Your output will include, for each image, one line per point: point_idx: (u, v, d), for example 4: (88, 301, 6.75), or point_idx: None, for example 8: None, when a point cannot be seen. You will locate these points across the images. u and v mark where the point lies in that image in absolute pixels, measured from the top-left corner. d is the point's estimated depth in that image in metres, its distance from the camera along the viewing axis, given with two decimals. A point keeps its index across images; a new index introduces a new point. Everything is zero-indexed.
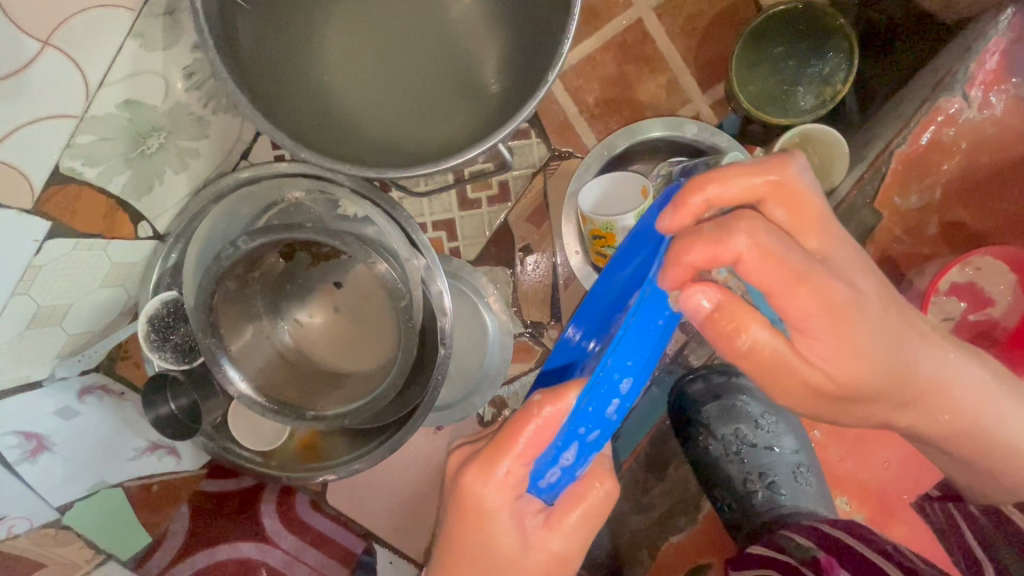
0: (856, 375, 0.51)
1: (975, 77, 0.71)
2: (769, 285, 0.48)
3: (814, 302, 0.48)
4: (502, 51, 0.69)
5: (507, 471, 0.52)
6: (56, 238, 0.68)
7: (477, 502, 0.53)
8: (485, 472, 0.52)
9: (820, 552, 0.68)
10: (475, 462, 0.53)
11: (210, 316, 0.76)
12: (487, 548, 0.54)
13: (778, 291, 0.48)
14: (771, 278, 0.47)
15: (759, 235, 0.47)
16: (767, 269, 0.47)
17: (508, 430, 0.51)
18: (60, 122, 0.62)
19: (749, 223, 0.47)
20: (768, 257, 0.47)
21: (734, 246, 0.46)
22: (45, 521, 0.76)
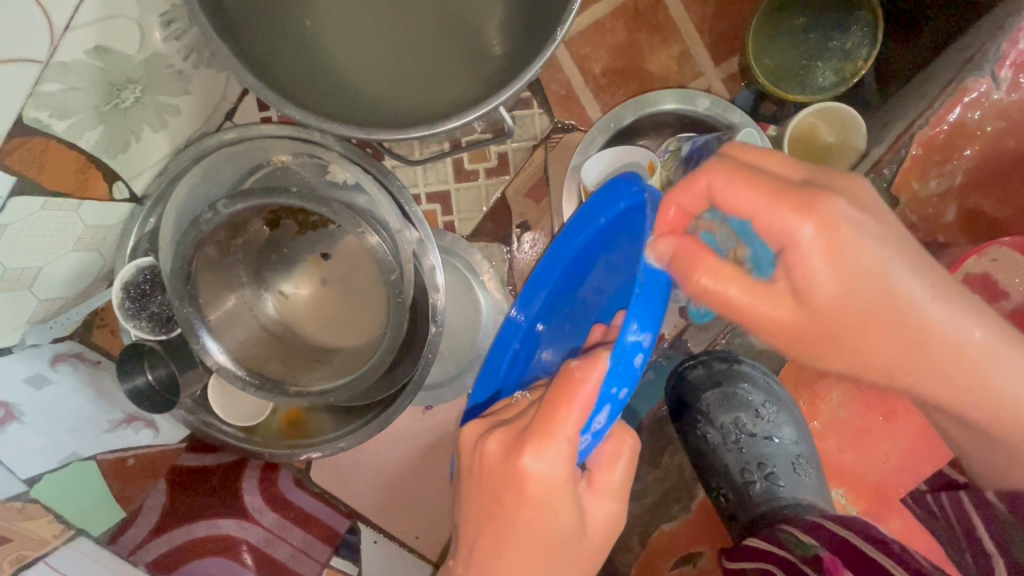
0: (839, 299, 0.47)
1: (1006, 56, 0.65)
2: (754, 205, 0.46)
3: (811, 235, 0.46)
4: (506, 11, 0.65)
5: (560, 448, 0.49)
6: (21, 195, 0.63)
7: (535, 482, 0.50)
8: (542, 450, 0.49)
9: (822, 550, 0.67)
10: (528, 439, 0.49)
11: (188, 284, 0.72)
12: (549, 524, 0.51)
13: (761, 207, 0.46)
14: (754, 197, 0.46)
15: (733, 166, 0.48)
16: (745, 188, 0.46)
17: (551, 406, 0.48)
18: (23, 67, 0.56)
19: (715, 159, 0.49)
20: (738, 174, 0.47)
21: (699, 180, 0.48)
22: (14, 492, 0.69)
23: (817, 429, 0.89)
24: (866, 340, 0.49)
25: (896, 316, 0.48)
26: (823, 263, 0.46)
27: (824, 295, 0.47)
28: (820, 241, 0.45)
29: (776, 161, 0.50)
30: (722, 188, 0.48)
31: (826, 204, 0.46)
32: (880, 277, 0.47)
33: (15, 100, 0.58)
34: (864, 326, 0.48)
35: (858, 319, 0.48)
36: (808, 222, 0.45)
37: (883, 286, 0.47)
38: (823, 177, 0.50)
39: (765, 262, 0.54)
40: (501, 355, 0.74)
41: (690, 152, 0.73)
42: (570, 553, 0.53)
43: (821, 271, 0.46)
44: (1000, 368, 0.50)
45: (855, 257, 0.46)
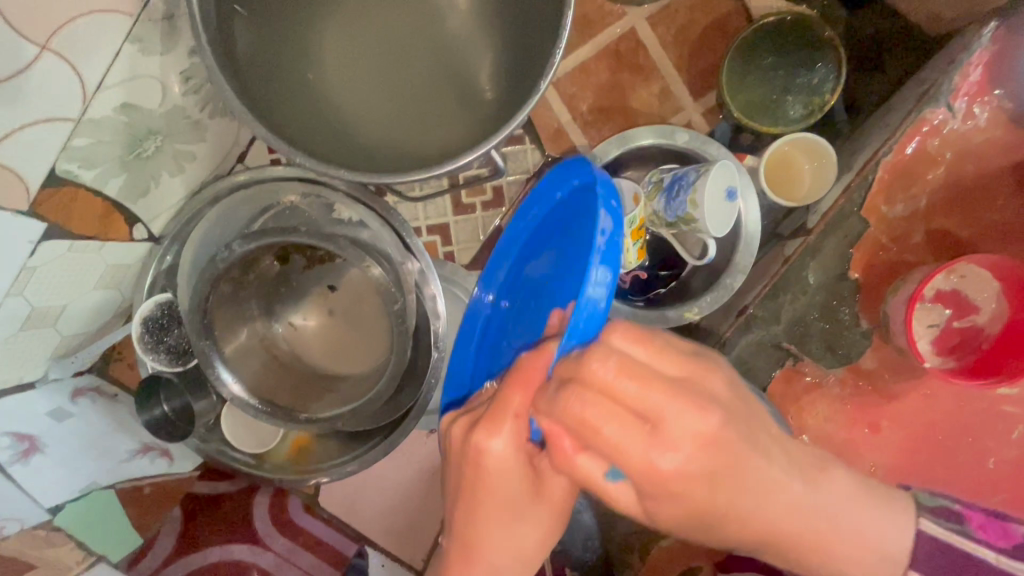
0: (668, 520, 0.50)
1: (960, 88, 0.71)
2: (616, 440, 0.44)
3: (678, 502, 0.48)
4: (497, 60, 0.71)
5: (515, 415, 0.53)
6: (51, 239, 0.68)
7: (493, 457, 0.54)
8: (494, 429, 0.53)
9: None
10: (480, 421, 0.54)
11: (205, 318, 0.77)
12: (509, 493, 0.56)
13: (623, 445, 0.44)
14: (620, 404, 0.44)
15: (603, 384, 0.44)
16: (606, 422, 0.44)
17: (502, 393, 0.53)
18: (58, 125, 0.62)
19: (595, 358, 0.43)
20: (597, 409, 0.43)
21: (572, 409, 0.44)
22: (37, 522, 0.77)
23: None
24: (697, 534, 0.52)
25: (728, 528, 0.51)
26: (675, 457, 0.45)
27: (667, 521, 0.50)
28: (678, 520, 0.49)
29: (643, 347, 0.46)
30: (603, 382, 0.43)
31: (677, 404, 0.44)
32: (715, 503, 0.49)
33: (48, 155, 0.63)
34: (699, 523, 0.50)
35: (692, 512, 0.49)
36: (659, 449, 0.45)
37: (730, 492, 0.49)
38: (680, 405, 0.45)
39: (621, 468, 0.48)
40: (470, 334, 0.73)
41: (671, 183, 0.79)
42: (533, 516, 0.57)
43: (666, 510, 0.48)
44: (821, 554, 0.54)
45: (709, 464, 0.46)
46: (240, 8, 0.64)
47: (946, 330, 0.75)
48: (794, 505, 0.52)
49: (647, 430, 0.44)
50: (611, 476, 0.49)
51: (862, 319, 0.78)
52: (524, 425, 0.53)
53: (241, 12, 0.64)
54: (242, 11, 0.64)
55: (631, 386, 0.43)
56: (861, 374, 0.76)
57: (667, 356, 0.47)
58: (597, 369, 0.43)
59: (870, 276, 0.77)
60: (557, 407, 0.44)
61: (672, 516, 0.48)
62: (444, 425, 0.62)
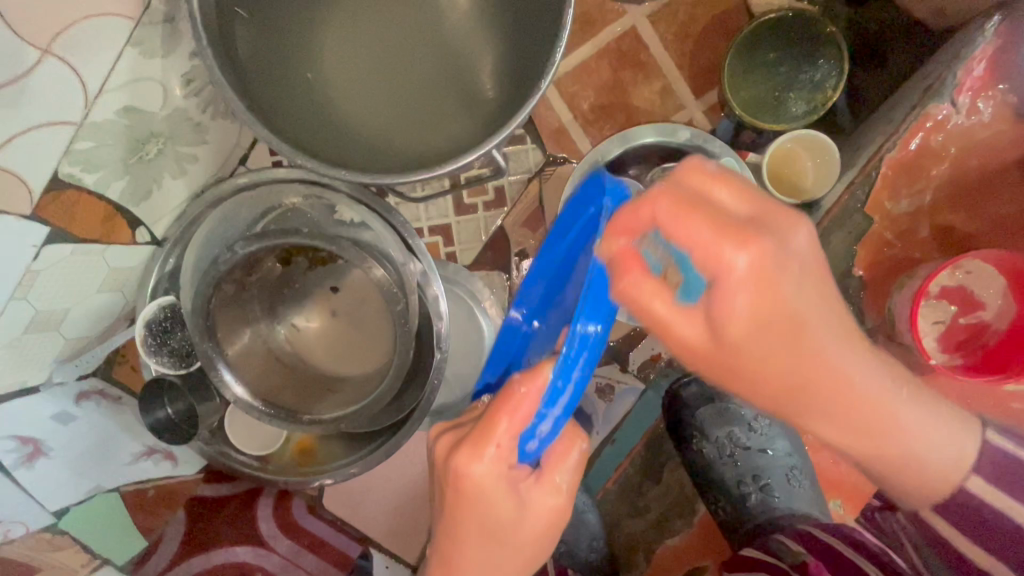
0: (746, 335, 0.44)
1: (964, 83, 0.70)
2: (705, 242, 0.42)
3: (765, 302, 0.43)
4: (498, 59, 0.71)
5: (498, 445, 0.53)
6: (54, 242, 0.68)
7: (472, 480, 0.54)
8: (477, 449, 0.53)
9: (808, 557, 0.69)
10: (464, 442, 0.54)
11: (208, 320, 0.77)
12: (487, 516, 0.55)
13: (709, 244, 0.41)
14: (693, 224, 0.42)
15: (678, 195, 0.43)
16: (694, 222, 0.42)
17: (490, 413, 0.52)
18: (60, 129, 0.62)
19: (665, 187, 0.43)
20: (684, 208, 0.42)
21: (646, 210, 0.43)
22: (42, 526, 0.80)
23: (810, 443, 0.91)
24: (770, 366, 0.46)
25: (821, 389, 0.47)
26: (745, 296, 0.43)
27: (735, 327, 0.44)
28: (757, 334, 0.44)
29: (726, 186, 0.45)
30: (667, 215, 0.42)
31: (758, 240, 0.42)
32: (805, 315, 0.44)
33: (51, 159, 0.63)
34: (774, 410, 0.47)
35: (762, 356, 0.45)
36: (747, 253, 0.41)
37: (800, 329, 0.44)
38: (768, 215, 0.44)
39: (695, 286, 0.45)
40: (509, 340, 0.73)
41: None
42: (511, 540, 0.57)
43: (742, 302, 0.43)
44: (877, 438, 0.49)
45: (779, 304, 0.43)
46: (241, 10, 0.65)
47: (951, 327, 0.75)
48: (864, 387, 0.47)
49: (737, 221, 0.43)
50: (682, 295, 0.46)
51: (868, 315, 0.79)
52: (510, 453, 0.53)
53: (242, 13, 0.65)
54: (243, 12, 0.65)
55: (727, 196, 0.44)
56: None
57: (757, 246, 0.43)
58: (665, 189, 0.43)
59: (875, 272, 0.77)
60: (629, 220, 0.44)
61: (754, 333, 0.44)
62: (434, 435, 0.62)
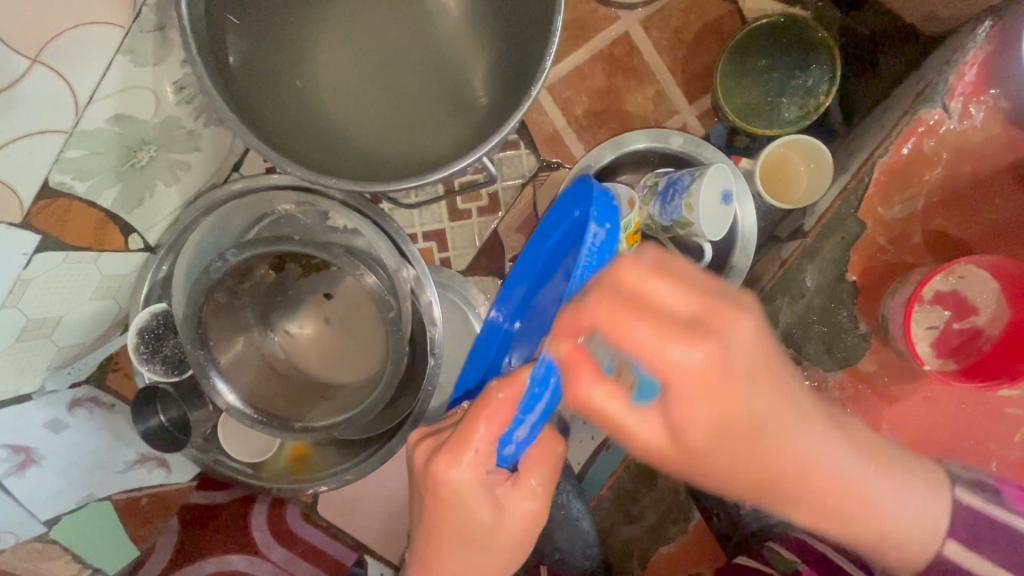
0: (697, 443, 0.51)
1: (955, 88, 0.70)
2: (644, 346, 0.46)
3: (710, 412, 0.49)
4: (490, 65, 0.71)
5: (475, 452, 0.55)
6: (46, 251, 0.68)
7: (451, 486, 0.56)
8: (455, 456, 0.55)
9: (802, 565, 0.73)
10: (443, 449, 0.57)
11: (199, 328, 0.77)
12: (463, 521, 0.57)
13: (651, 348, 0.46)
14: (643, 330, 0.46)
15: (621, 298, 0.46)
16: (638, 326, 0.46)
17: (468, 418, 0.55)
18: (50, 137, 0.62)
19: (604, 282, 0.47)
20: (622, 312, 0.46)
21: (588, 315, 0.47)
22: (33, 535, 0.80)
23: None
24: (719, 465, 0.53)
25: (772, 461, 0.52)
26: (695, 405, 0.49)
27: (696, 436, 0.51)
28: (709, 440, 0.50)
29: (666, 278, 0.47)
30: (615, 327, 0.46)
31: (712, 332, 0.47)
32: (754, 415, 0.50)
33: (42, 167, 0.63)
34: (726, 456, 0.52)
35: (700, 393, 0.49)
36: (696, 350, 0.47)
37: (758, 429, 0.51)
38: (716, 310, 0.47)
39: (648, 389, 0.51)
40: (486, 345, 0.75)
41: (667, 186, 0.78)
42: (486, 544, 0.59)
43: (702, 413, 0.49)
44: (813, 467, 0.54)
45: (728, 382, 0.48)
46: (232, 16, 0.64)
47: (946, 332, 0.74)
48: (813, 440, 0.53)
49: (683, 326, 0.47)
50: (637, 395, 0.52)
51: (862, 323, 0.77)
52: (490, 454, 0.56)
53: (233, 20, 0.64)
54: (234, 19, 0.65)
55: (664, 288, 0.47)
56: (861, 378, 0.75)
57: (693, 292, 0.47)
58: (603, 298, 0.46)
59: (868, 278, 0.77)
60: (569, 331, 0.48)
61: (701, 429, 0.50)
62: (413, 441, 0.65)
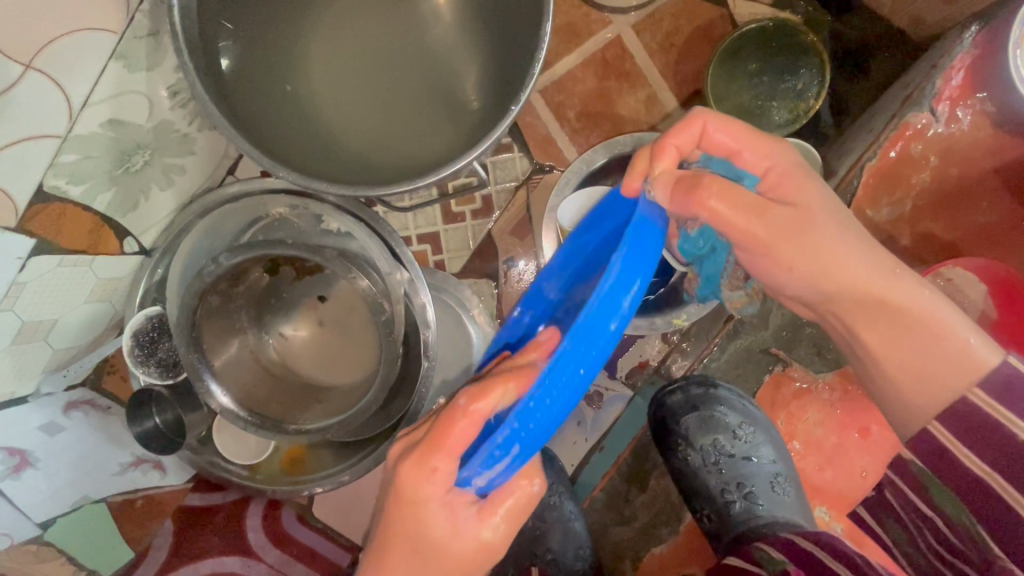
0: (794, 259, 0.58)
1: (941, 92, 0.71)
2: (729, 148, 0.60)
3: (797, 252, 0.57)
4: (481, 69, 0.71)
5: (437, 467, 0.54)
6: (41, 254, 0.69)
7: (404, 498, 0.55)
8: (417, 465, 0.54)
9: (789, 565, 0.69)
10: (410, 455, 0.55)
11: (193, 332, 0.76)
12: (420, 532, 0.56)
13: (740, 150, 0.59)
14: (735, 140, 0.59)
15: (717, 121, 0.59)
16: (722, 135, 0.59)
17: (439, 425, 0.53)
18: (45, 142, 0.62)
19: (702, 120, 0.58)
20: (726, 123, 0.59)
21: (692, 132, 0.58)
22: (28, 537, 0.80)
23: (798, 449, 0.92)
24: (804, 284, 0.60)
25: (864, 300, 0.59)
26: (799, 186, 0.59)
27: (769, 235, 0.57)
28: (790, 249, 0.57)
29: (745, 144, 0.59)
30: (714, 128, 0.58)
31: (789, 165, 0.59)
32: (836, 252, 0.58)
33: (36, 171, 0.63)
34: (794, 246, 0.57)
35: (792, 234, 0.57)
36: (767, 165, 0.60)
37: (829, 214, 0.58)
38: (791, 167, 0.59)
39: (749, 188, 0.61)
40: (511, 342, 0.71)
41: None
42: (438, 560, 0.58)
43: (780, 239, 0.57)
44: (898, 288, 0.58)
45: (801, 203, 0.58)
46: (225, 23, 0.65)
47: None
48: (922, 302, 0.58)
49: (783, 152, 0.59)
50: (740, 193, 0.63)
51: None
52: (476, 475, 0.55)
53: (226, 26, 0.66)
54: (227, 25, 0.66)
55: (723, 136, 0.59)
56: None
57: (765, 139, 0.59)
58: (702, 125, 0.58)
59: None
60: (663, 149, 0.57)
61: (802, 253, 0.57)
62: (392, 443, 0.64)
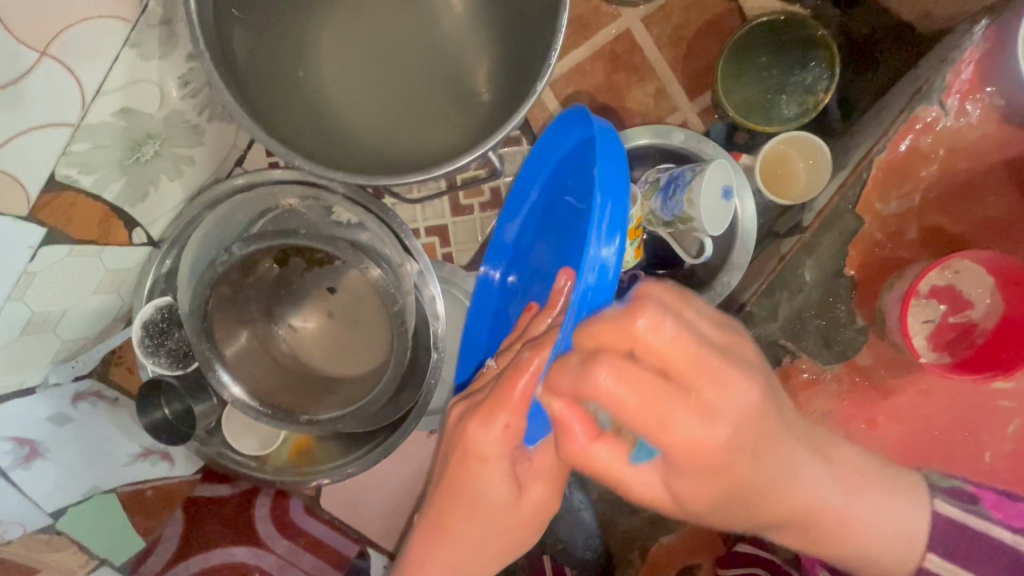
0: (697, 514, 0.56)
1: (952, 86, 0.71)
2: (643, 399, 0.46)
3: (707, 490, 0.51)
4: (493, 62, 0.71)
5: (506, 424, 0.57)
6: (51, 244, 0.69)
7: (474, 470, 0.59)
8: (486, 422, 0.57)
9: (799, 549, 0.79)
10: (476, 413, 0.58)
11: (205, 321, 0.78)
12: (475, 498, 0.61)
13: (669, 390, 0.47)
14: (647, 389, 0.46)
15: (626, 366, 0.46)
16: (638, 364, 0.46)
17: (505, 386, 0.55)
18: (58, 131, 0.62)
19: (612, 361, 0.46)
20: (635, 373, 0.45)
21: (595, 379, 0.45)
22: (41, 526, 0.79)
23: None
24: (728, 522, 0.59)
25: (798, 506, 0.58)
26: (718, 445, 0.51)
27: (699, 506, 0.54)
28: (710, 507, 0.54)
29: (686, 410, 0.47)
30: (648, 382, 0.46)
31: (733, 388, 0.48)
32: (759, 486, 0.55)
33: (48, 160, 0.63)
34: (729, 512, 0.57)
35: (731, 506, 0.55)
36: (719, 421, 0.48)
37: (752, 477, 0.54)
38: (723, 368, 0.48)
39: (644, 448, 0.53)
40: (485, 302, 0.82)
41: (668, 183, 0.78)
42: (496, 521, 0.62)
43: (699, 491, 0.52)
44: (779, 491, 0.56)
45: (748, 445, 0.50)
46: (236, 10, 0.64)
47: (942, 325, 0.76)
48: (816, 480, 0.58)
49: (692, 392, 0.47)
50: (636, 454, 0.53)
51: (858, 315, 0.78)
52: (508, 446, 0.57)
53: (237, 14, 0.65)
54: (238, 13, 0.65)
55: (652, 359, 0.47)
56: (858, 371, 0.77)
57: (703, 356, 0.48)
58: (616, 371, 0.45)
59: (866, 273, 0.78)
60: (567, 364, 0.48)
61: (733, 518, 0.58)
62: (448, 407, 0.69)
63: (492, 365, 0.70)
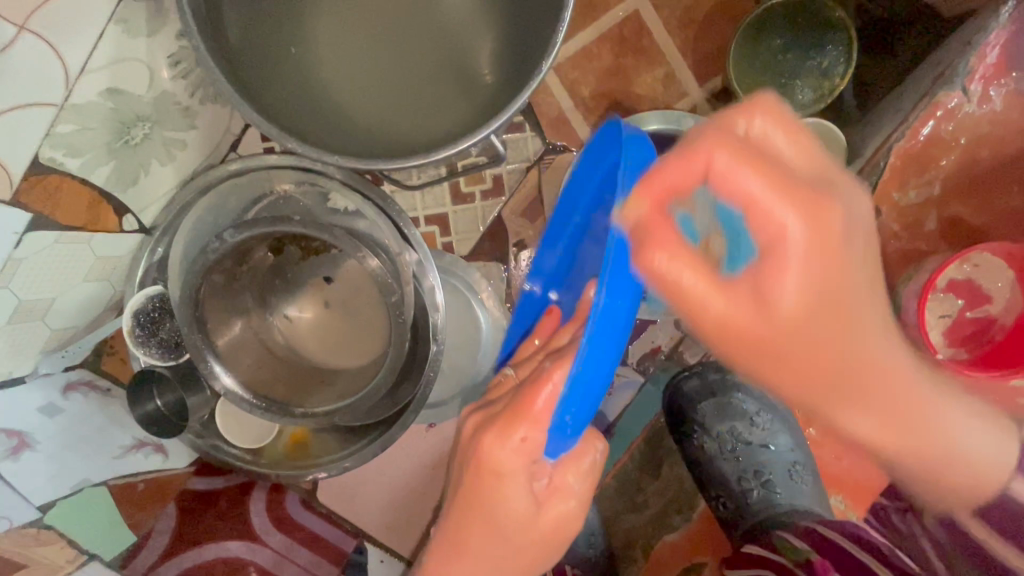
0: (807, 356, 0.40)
1: (975, 70, 0.68)
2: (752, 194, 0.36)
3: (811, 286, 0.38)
4: (497, 44, 0.68)
5: (523, 437, 0.53)
6: (37, 229, 0.66)
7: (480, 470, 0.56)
8: (504, 432, 0.53)
9: (814, 555, 0.73)
10: (489, 426, 0.55)
11: (197, 310, 0.74)
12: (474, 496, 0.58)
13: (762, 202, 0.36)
14: (750, 172, 0.36)
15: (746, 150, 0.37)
16: (754, 176, 0.36)
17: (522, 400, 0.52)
18: (39, 110, 0.59)
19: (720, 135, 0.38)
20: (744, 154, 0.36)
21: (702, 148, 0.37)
22: (27, 520, 0.74)
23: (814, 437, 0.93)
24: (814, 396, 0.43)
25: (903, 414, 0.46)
26: (797, 275, 0.37)
27: (794, 307, 0.38)
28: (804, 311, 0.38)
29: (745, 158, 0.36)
30: (725, 168, 0.37)
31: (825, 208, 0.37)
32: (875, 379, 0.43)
33: (30, 140, 0.60)
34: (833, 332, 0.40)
35: (816, 335, 0.40)
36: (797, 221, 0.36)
37: (840, 305, 0.39)
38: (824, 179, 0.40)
39: (742, 254, 0.39)
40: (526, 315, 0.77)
41: None
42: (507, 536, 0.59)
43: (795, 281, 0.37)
44: (874, 406, 0.44)
45: (841, 276, 0.38)
46: None
47: (959, 321, 0.73)
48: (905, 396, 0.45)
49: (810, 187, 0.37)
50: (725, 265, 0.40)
51: None
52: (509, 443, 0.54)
53: None
54: None
55: (756, 181, 0.36)
56: None
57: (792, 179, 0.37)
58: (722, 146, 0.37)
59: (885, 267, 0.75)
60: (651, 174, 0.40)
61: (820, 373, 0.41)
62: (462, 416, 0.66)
63: (512, 374, 0.67)
